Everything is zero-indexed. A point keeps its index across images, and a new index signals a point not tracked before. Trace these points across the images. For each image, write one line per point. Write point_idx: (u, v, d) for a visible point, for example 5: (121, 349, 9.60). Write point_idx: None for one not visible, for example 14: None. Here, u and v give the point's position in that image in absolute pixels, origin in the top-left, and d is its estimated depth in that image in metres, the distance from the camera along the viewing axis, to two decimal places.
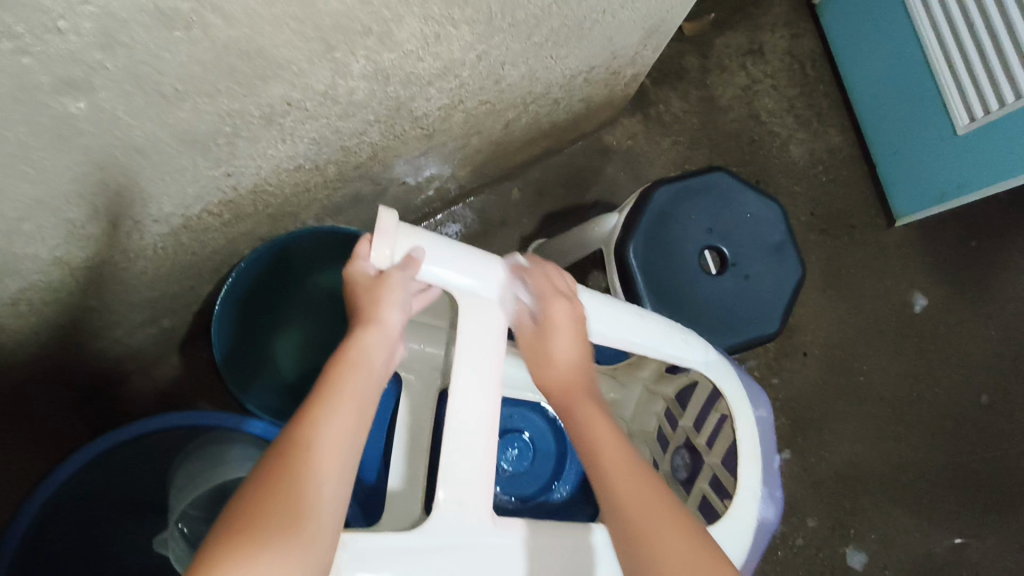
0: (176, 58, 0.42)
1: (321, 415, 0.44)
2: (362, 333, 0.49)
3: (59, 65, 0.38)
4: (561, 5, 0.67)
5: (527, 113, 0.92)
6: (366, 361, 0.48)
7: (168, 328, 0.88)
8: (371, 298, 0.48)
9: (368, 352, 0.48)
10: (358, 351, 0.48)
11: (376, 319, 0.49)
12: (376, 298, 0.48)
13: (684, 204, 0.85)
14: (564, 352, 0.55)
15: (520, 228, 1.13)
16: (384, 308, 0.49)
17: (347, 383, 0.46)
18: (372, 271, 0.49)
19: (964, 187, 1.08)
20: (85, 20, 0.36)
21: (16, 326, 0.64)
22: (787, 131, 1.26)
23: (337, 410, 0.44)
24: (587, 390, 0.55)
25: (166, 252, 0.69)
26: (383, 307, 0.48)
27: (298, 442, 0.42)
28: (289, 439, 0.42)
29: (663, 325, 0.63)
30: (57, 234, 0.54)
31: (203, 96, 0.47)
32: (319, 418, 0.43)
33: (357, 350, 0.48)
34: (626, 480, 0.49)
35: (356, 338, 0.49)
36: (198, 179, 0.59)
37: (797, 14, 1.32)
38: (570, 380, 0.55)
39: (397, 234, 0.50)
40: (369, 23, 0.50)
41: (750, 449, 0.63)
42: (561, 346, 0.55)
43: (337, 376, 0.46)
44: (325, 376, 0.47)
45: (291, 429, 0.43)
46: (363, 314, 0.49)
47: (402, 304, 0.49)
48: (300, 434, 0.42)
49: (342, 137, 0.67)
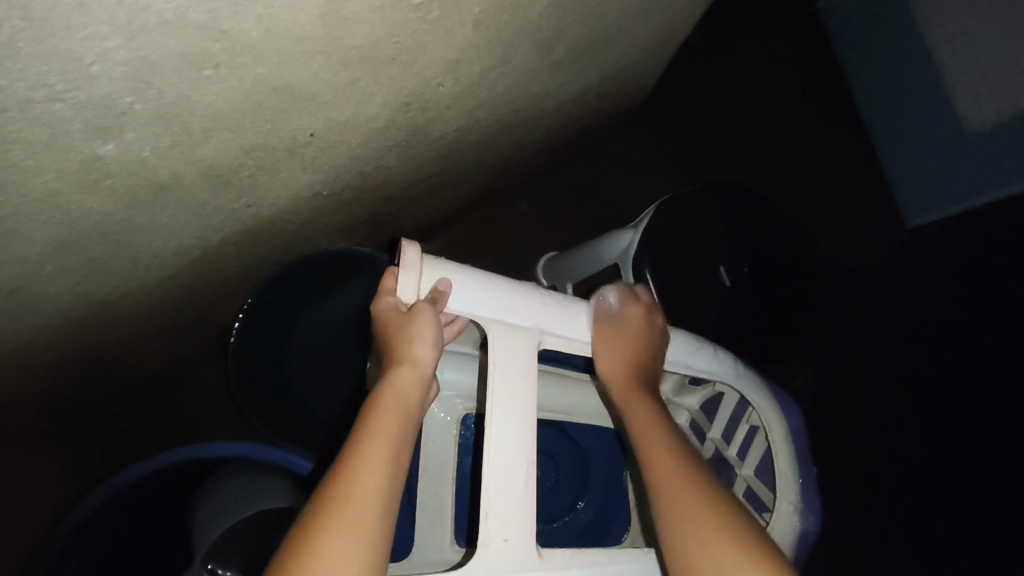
0: (206, 97, 0.42)
1: (362, 453, 0.44)
2: (396, 371, 0.49)
3: (91, 110, 0.37)
4: (578, 25, 0.66)
5: (539, 129, 0.91)
6: (402, 398, 0.48)
7: (183, 355, 0.87)
8: (402, 335, 0.48)
9: (405, 388, 0.49)
10: (393, 390, 0.48)
11: (410, 356, 0.49)
12: (408, 335, 0.48)
13: (700, 219, 0.85)
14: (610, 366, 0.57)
15: (530, 242, 1.12)
16: (418, 344, 0.49)
17: (386, 421, 0.46)
18: (401, 307, 0.49)
19: (976, 189, 1.09)
20: (119, 66, 0.35)
21: (34, 363, 0.63)
22: (793, 137, 1.26)
23: (378, 448, 0.44)
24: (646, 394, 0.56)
25: (184, 281, 0.68)
26: (416, 344, 0.48)
27: (343, 483, 0.42)
28: (333, 481, 0.42)
29: (686, 339, 0.62)
30: (80, 272, 0.53)
31: (229, 132, 0.47)
32: (360, 457, 0.43)
33: (394, 385, 0.49)
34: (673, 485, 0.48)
35: (390, 377, 0.49)
36: (218, 212, 0.58)
37: (798, 20, 1.33)
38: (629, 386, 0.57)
39: (421, 269, 0.49)
40: (394, 53, 0.49)
41: (786, 463, 0.63)
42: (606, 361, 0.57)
43: (375, 415, 0.46)
44: (362, 416, 0.47)
45: (334, 471, 0.43)
46: (395, 352, 0.49)
47: (433, 339, 0.49)
48: (344, 474, 0.42)
49: (360, 163, 0.66)
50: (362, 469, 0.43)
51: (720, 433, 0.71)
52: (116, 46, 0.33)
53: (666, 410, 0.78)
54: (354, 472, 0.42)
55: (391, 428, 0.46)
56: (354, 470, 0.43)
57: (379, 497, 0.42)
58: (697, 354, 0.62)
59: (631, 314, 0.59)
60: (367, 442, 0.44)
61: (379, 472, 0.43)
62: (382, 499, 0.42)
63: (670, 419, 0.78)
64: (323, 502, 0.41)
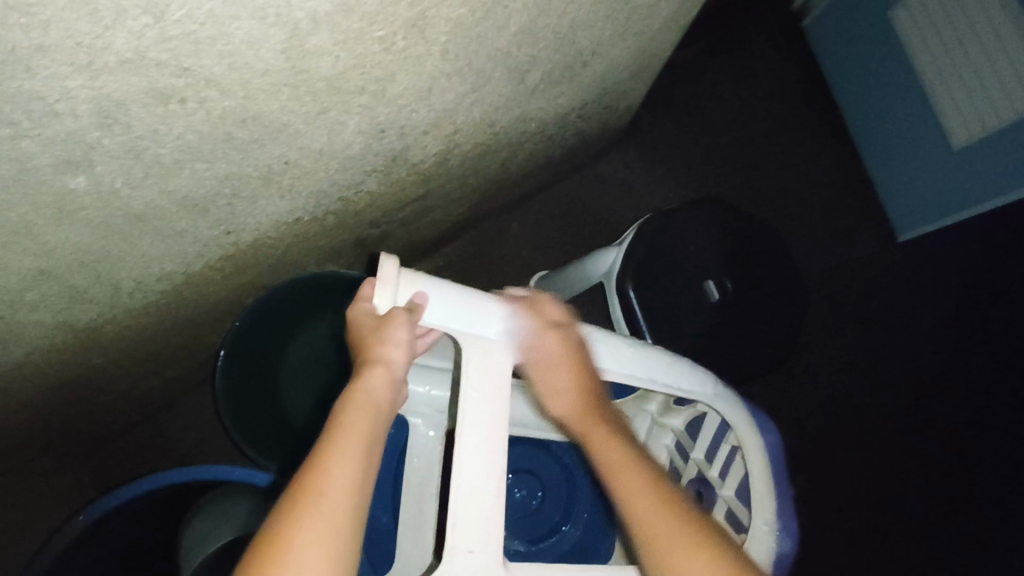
0: (174, 130, 0.43)
1: (331, 453, 0.44)
2: (368, 371, 0.48)
3: (60, 146, 0.38)
4: (552, 51, 0.68)
5: (523, 151, 0.93)
6: (374, 399, 0.48)
7: (174, 378, 0.88)
8: (378, 335, 0.48)
9: (374, 390, 0.48)
10: (366, 391, 0.48)
11: (382, 359, 0.49)
12: (382, 336, 0.48)
13: (681, 236, 0.85)
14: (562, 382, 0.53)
15: (521, 261, 1.13)
16: (389, 347, 0.48)
17: (357, 421, 0.46)
18: (376, 315, 0.50)
19: (962, 204, 1.09)
20: (83, 103, 0.36)
21: (21, 387, 0.64)
22: (782, 152, 1.27)
23: (349, 447, 0.44)
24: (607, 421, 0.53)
25: (168, 307, 0.69)
26: (390, 345, 0.48)
27: (314, 482, 0.42)
28: (302, 484, 0.42)
29: (664, 355, 0.62)
30: (63, 300, 0.55)
31: (201, 162, 0.48)
32: (332, 457, 0.43)
33: (365, 388, 0.48)
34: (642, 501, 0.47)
35: (362, 377, 0.48)
36: (199, 240, 0.60)
37: (784, 37, 1.34)
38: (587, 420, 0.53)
39: (398, 281, 0.51)
40: (362, 83, 0.51)
41: (762, 484, 0.62)
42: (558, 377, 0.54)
43: (346, 415, 0.46)
44: (333, 418, 0.47)
45: (302, 472, 0.43)
46: (369, 352, 0.49)
47: (407, 343, 0.49)
48: (313, 474, 0.42)
49: (340, 189, 0.67)
50: (332, 470, 0.43)
51: (702, 452, 0.70)
52: (78, 85, 0.35)
53: (653, 430, 0.77)
54: (324, 473, 0.42)
55: (364, 429, 0.46)
56: (323, 471, 0.43)
57: (351, 495, 0.42)
58: (679, 368, 0.62)
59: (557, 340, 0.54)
60: (339, 442, 0.44)
61: (348, 473, 0.43)
62: (353, 499, 0.42)
63: (657, 438, 0.77)
64: (292, 505, 0.41)
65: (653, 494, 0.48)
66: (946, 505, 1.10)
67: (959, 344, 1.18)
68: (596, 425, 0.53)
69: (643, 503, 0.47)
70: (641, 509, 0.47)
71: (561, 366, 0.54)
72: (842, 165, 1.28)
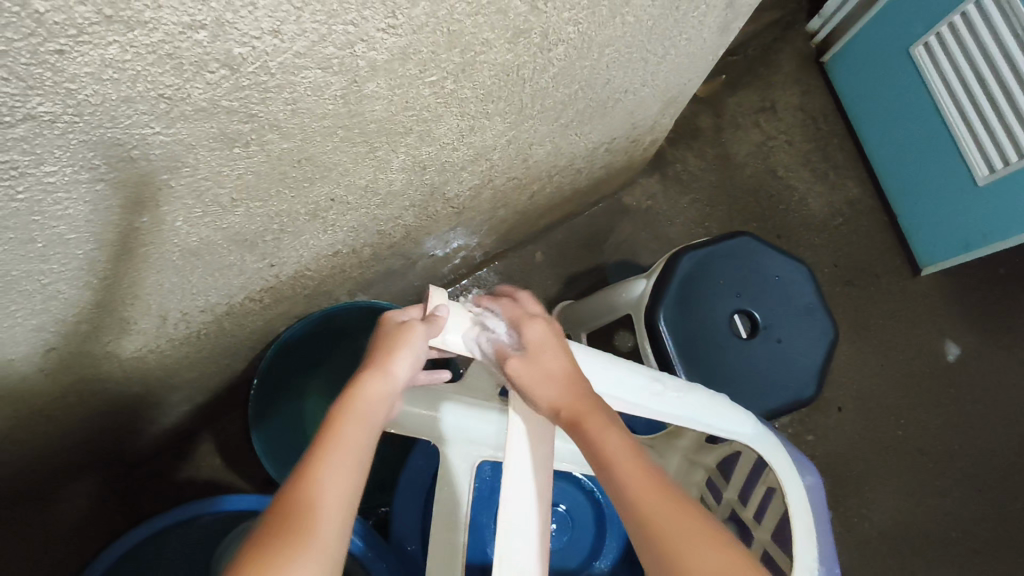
0: (235, 171, 0.45)
1: (326, 456, 0.42)
2: (368, 377, 0.47)
3: (130, 188, 0.40)
4: (587, 90, 0.69)
5: (551, 184, 0.94)
6: (373, 407, 0.46)
7: (204, 404, 0.89)
8: (386, 344, 0.49)
9: (372, 398, 0.46)
10: (365, 399, 0.46)
11: (385, 368, 0.48)
12: (393, 346, 0.49)
13: (712, 269, 0.85)
14: (556, 362, 0.52)
15: (545, 290, 1.15)
16: (395, 357, 0.48)
17: (354, 428, 0.44)
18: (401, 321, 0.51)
19: (990, 237, 1.10)
20: (157, 148, 0.38)
21: (59, 414, 0.65)
22: (804, 185, 1.29)
23: (342, 455, 0.42)
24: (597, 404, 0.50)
25: (207, 336, 0.70)
26: (398, 356, 0.48)
27: (307, 490, 0.40)
28: (298, 489, 0.40)
29: (714, 397, 0.61)
30: (113, 331, 0.56)
31: (255, 202, 0.50)
32: (326, 459, 0.41)
33: (364, 396, 0.46)
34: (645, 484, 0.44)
35: (362, 383, 0.47)
36: (244, 272, 0.61)
37: (806, 70, 1.35)
38: (576, 406, 0.49)
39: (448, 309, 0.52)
40: (410, 124, 0.52)
41: (802, 524, 0.57)
42: (551, 358, 0.52)
43: (344, 421, 0.44)
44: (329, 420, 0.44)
45: (295, 478, 0.41)
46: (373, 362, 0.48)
47: (414, 357, 0.49)
48: (307, 483, 0.40)
49: (378, 223, 0.69)
50: (329, 477, 0.41)
51: (737, 493, 0.68)
52: (155, 132, 0.37)
53: (684, 468, 0.77)
54: (317, 478, 0.40)
55: (359, 436, 0.44)
56: (319, 477, 0.41)
57: (344, 503, 0.40)
58: (715, 406, 0.60)
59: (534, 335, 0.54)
60: (336, 447, 0.42)
61: (344, 482, 0.41)
62: (347, 507, 0.40)
63: (688, 476, 0.76)
64: (283, 514, 0.39)
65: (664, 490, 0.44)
66: (957, 540, 1.15)
67: (973, 381, 1.23)
68: (594, 414, 0.49)
69: (654, 490, 0.43)
70: (653, 497, 0.43)
71: (553, 355, 0.52)
72: (862, 199, 1.30)
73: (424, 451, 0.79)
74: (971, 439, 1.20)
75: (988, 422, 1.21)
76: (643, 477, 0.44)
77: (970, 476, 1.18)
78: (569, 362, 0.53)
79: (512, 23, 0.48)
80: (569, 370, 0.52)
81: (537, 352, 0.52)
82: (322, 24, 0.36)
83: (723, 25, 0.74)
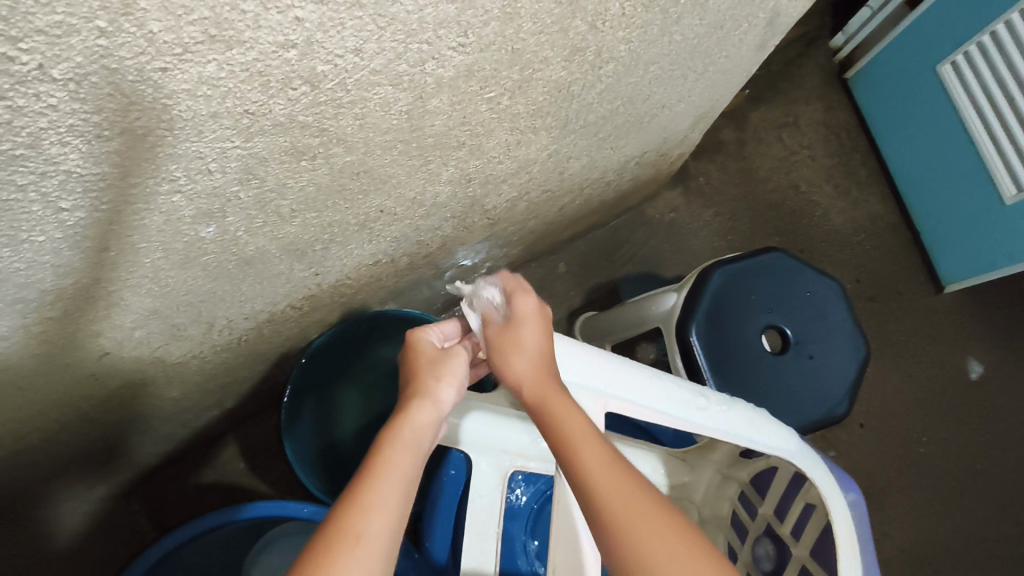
0: (298, 182, 0.45)
1: (376, 484, 0.41)
2: (416, 405, 0.48)
3: (203, 199, 0.41)
4: (627, 106, 0.70)
5: (581, 196, 0.95)
6: (418, 434, 0.46)
7: (232, 409, 0.89)
8: (432, 371, 0.50)
9: (419, 425, 0.47)
10: (412, 426, 0.46)
11: (431, 395, 0.49)
12: (438, 371, 0.50)
13: (744, 284, 0.85)
14: (532, 337, 0.52)
15: (569, 302, 1.16)
16: (441, 383, 0.50)
17: (400, 455, 0.44)
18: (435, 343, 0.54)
19: (1014, 256, 1.09)
20: (233, 161, 0.39)
21: (99, 417, 0.65)
22: (827, 200, 1.29)
23: (391, 483, 0.42)
24: (563, 388, 0.50)
25: (246, 342, 0.71)
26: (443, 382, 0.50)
27: (355, 519, 0.39)
28: (346, 514, 0.39)
29: (760, 416, 0.61)
30: (165, 337, 0.57)
31: (313, 212, 0.50)
32: (375, 486, 0.41)
33: (411, 426, 0.46)
34: (607, 475, 0.44)
35: (411, 411, 0.47)
36: (290, 281, 0.62)
37: (829, 86, 1.36)
38: (545, 387, 0.50)
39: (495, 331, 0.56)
40: (464, 138, 0.53)
41: (847, 542, 0.57)
42: (528, 332, 0.52)
43: (392, 449, 0.44)
44: (376, 449, 0.44)
45: (342, 505, 0.40)
46: (419, 386, 0.49)
47: (456, 384, 0.51)
48: (354, 511, 0.39)
49: (419, 233, 0.69)
50: (378, 505, 0.40)
51: (773, 509, 0.67)
52: (234, 145, 0.37)
53: (715, 482, 0.77)
54: (366, 505, 0.40)
55: (406, 467, 0.44)
56: (370, 504, 0.40)
57: (388, 531, 0.39)
58: (760, 422, 0.61)
59: (522, 307, 0.53)
60: (383, 476, 0.42)
61: (390, 516, 0.40)
62: (391, 532, 0.40)
63: (720, 491, 0.76)
64: (331, 539, 0.38)
65: (630, 484, 0.43)
66: (980, 560, 1.14)
67: (996, 399, 1.23)
68: (561, 394, 0.49)
69: (615, 479, 0.43)
70: (614, 482, 0.43)
71: (532, 326, 0.53)
72: (885, 215, 1.30)
73: (456, 460, 0.79)
74: (994, 457, 1.20)
75: (1011, 440, 1.21)
76: (607, 465, 0.44)
77: (992, 495, 1.18)
78: (548, 343, 0.53)
79: (571, 42, 0.49)
80: (546, 348, 0.52)
81: (521, 320, 0.52)
82: (400, 42, 0.37)
83: (761, 42, 0.74)
